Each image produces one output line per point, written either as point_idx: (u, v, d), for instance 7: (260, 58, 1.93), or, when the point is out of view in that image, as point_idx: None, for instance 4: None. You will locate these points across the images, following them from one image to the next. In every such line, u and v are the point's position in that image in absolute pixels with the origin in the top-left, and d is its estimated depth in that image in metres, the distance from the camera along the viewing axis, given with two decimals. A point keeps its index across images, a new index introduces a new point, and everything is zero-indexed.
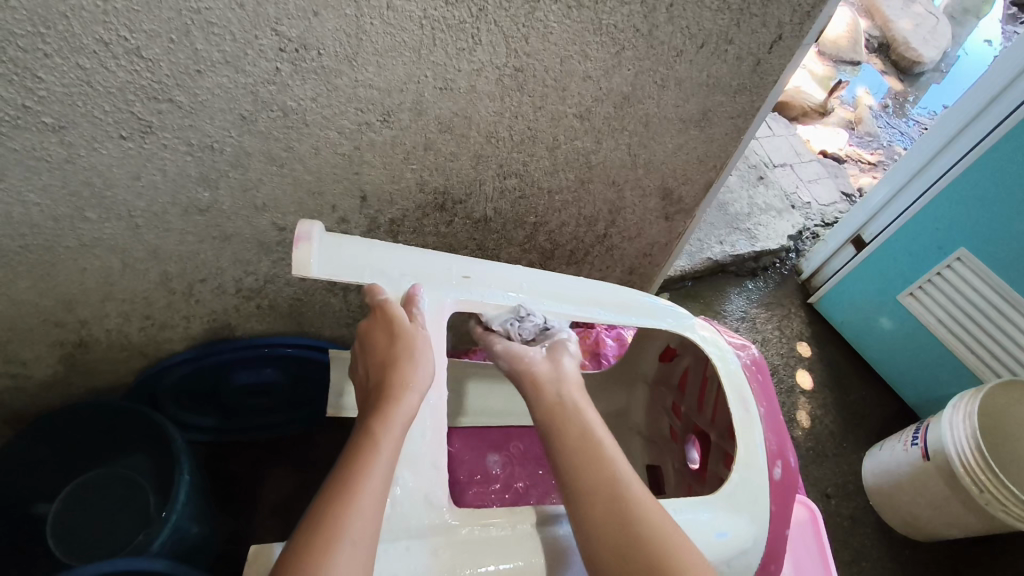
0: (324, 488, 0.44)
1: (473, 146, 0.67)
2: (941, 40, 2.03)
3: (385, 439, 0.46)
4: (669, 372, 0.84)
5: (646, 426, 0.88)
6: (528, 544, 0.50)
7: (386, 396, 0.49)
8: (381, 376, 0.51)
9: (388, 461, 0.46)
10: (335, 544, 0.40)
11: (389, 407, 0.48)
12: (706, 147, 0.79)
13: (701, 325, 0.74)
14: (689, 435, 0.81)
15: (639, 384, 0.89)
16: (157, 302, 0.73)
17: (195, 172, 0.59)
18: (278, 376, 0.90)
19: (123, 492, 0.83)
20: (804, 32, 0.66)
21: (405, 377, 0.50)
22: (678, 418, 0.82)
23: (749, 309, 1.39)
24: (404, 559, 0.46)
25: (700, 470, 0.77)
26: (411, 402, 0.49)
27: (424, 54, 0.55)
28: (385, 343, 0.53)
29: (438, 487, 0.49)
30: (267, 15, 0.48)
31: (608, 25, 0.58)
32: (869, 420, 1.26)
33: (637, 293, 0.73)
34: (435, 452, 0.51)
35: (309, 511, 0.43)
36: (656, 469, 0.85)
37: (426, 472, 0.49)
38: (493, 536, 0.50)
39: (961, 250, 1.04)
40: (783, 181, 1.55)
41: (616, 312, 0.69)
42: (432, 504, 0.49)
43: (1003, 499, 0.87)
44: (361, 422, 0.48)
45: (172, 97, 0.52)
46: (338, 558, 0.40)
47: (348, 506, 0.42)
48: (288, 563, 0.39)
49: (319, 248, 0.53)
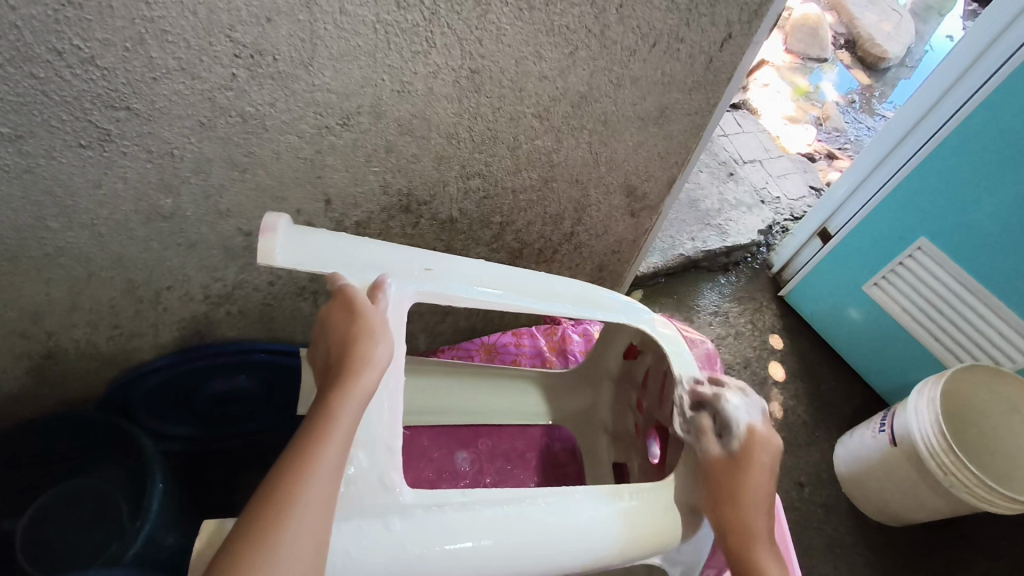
0: (282, 458, 0.46)
1: (435, 147, 0.68)
2: (904, 36, 2.08)
3: (342, 413, 0.48)
4: (633, 369, 0.84)
5: (613, 422, 0.88)
6: (482, 525, 0.52)
7: (345, 373, 0.50)
8: (341, 352, 0.52)
9: (345, 436, 0.47)
10: (289, 512, 0.42)
11: (349, 383, 0.49)
12: (667, 145, 0.81)
13: (662, 322, 0.75)
14: (650, 430, 0.81)
15: (604, 382, 0.89)
16: (125, 311, 0.74)
17: (156, 179, 0.60)
18: (254, 383, 0.91)
19: (91, 503, 0.81)
20: (753, 30, 0.68)
21: (365, 356, 0.51)
22: (642, 413, 0.83)
23: (722, 303, 1.41)
24: (355, 535, 0.47)
25: (660, 465, 0.77)
26: (371, 378, 0.50)
27: (379, 58, 0.56)
28: (345, 322, 0.53)
29: (392, 469, 0.50)
30: (220, 22, 0.49)
31: (560, 25, 0.59)
32: (840, 409, 1.28)
33: (599, 289, 0.74)
34: (392, 433, 0.51)
35: (266, 479, 0.45)
36: (622, 465, 0.86)
37: (380, 452, 0.50)
38: (447, 516, 0.51)
39: (922, 240, 1.07)
40: (753, 177, 1.58)
41: (579, 307, 0.70)
42: (387, 486, 0.49)
43: (965, 481, 0.89)
44: (321, 398, 0.49)
45: (129, 105, 0.52)
46: (289, 525, 0.42)
47: (303, 476, 0.44)
48: (244, 527, 0.42)
49: (286, 242, 0.55)
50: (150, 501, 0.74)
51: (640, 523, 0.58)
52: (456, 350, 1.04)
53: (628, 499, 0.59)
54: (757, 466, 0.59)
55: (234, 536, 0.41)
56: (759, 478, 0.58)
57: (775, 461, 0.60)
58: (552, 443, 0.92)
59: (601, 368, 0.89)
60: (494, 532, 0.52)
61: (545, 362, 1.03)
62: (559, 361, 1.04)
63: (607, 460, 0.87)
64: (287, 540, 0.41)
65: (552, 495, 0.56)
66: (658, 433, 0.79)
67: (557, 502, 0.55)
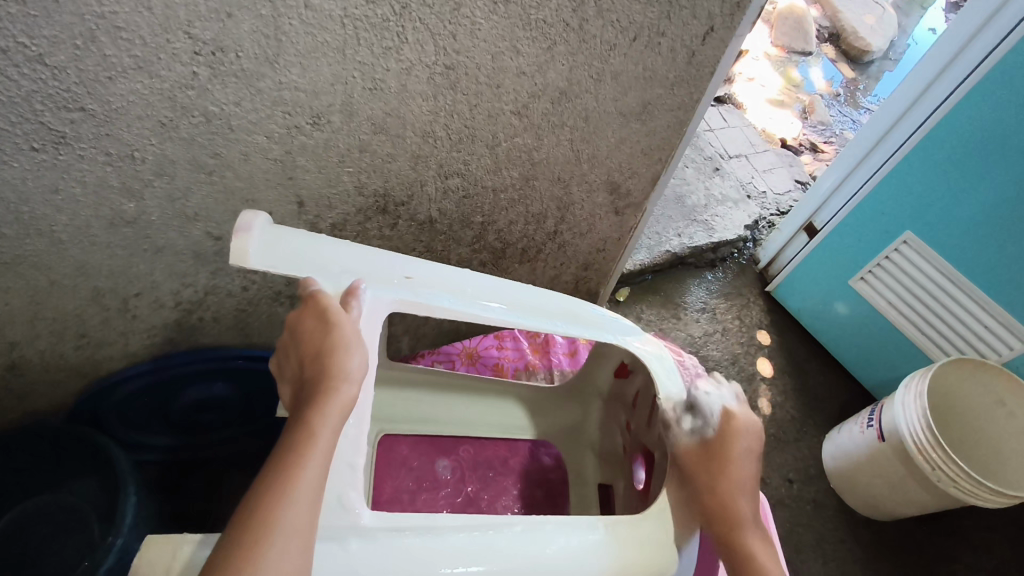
0: (257, 482, 0.43)
1: (410, 147, 0.66)
2: (887, 30, 2.08)
3: (321, 430, 0.46)
4: (623, 390, 0.84)
5: (602, 443, 0.87)
6: (440, 553, 0.48)
7: (323, 388, 0.48)
8: (316, 367, 0.49)
9: (325, 454, 0.45)
10: (270, 538, 0.40)
11: (327, 399, 0.47)
12: (650, 141, 0.79)
13: (648, 339, 0.74)
14: (636, 453, 0.81)
15: (593, 400, 0.89)
16: (92, 319, 0.71)
17: (117, 182, 0.57)
18: (230, 390, 0.89)
19: (64, 521, 0.79)
20: (735, 23, 0.66)
21: (341, 367, 0.49)
22: (630, 435, 0.83)
23: (709, 299, 1.40)
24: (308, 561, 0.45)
25: (643, 491, 0.76)
26: (350, 392, 0.49)
27: (349, 54, 0.54)
28: (319, 333, 0.51)
29: (351, 489, 0.48)
30: (178, 18, 0.46)
31: (537, 20, 0.57)
32: (828, 404, 1.28)
33: (586, 304, 0.73)
34: (355, 451, 0.49)
35: (241, 504, 0.42)
36: (609, 488, 0.85)
37: (342, 472, 0.48)
38: (406, 542, 0.48)
39: (908, 233, 1.06)
40: (739, 172, 1.57)
41: (564, 322, 0.68)
42: (345, 506, 0.47)
43: (952, 476, 0.89)
44: (296, 414, 0.47)
45: (84, 106, 0.50)
46: (271, 550, 0.40)
47: (282, 499, 0.42)
48: (216, 556, 0.39)
49: (260, 242, 0.53)
50: (123, 515, 0.72)
51: (622, 556, 0.55)
52: (436, 354, 1.01)
53: (601, 531, 0.55)
54: (736, 453, 0.60)
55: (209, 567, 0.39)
56: (738, 459, 0.60)
57: (754, 447, 0.61)
58: (535, 452, 0.90)
59: (591, 384, 0.89)
60: (454, 558, 0.49)
61: (528, 364, 1.02)
62: (542, 365, 1.02)
63: (592, 482, 0.86)
64: (266, 568, 0.39)
65: (523, 524, 0.53)
66: (643, 456, 0.79)
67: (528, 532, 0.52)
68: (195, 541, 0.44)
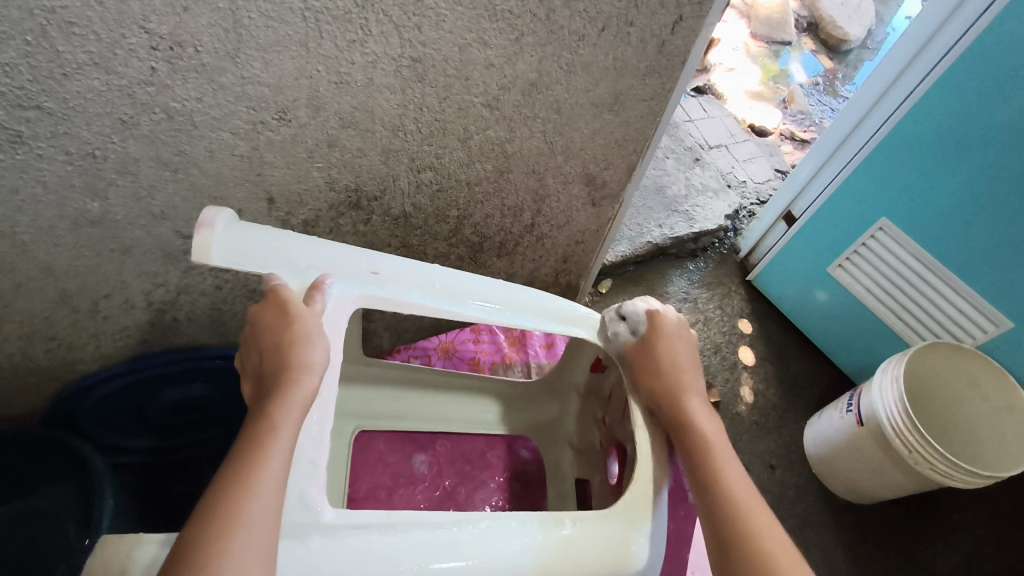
0: (220, 475, 0.43)
1: (381, 140, 0.66)
2: (865, 18, 2.09)
3: (284, 421, 0.46)
4: (599, 383, 0.84)
5: (577, 436, 0.88)
6: (402, 552, 0.48)
7: (284, 380, 0.48)
8: (276, 358, 0.50)
9: (288, 445, 0.45)
10: (233, 532, 0.40)
11: (289, 390, 0.47)
12: (624, 131, 0.79)
13: None
14: (611, 447, 0.81)
15: (571, 395, 0.89)
16: (61, 322, 0.70)
17: (79, 182, 0.56)
18: (210, 391, 0.89)
19: (41, 526, 0.76)
20: (705, 12, 0.66)
21: (302, 360, 0.49)
22: (606, 429, 0.83)
23: (691, 289, 1.41)
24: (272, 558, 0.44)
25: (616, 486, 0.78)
26: (311, 382, 0.49)
27: (312, 48, 0.53)
28: (278, 323, 0.51)
29: (313, 485, 0.47)
30: (132, 12, 0.46)
31: (503, 10, 0.57)
32: (809, 390, 1.29)
33: (557, 300, 0.72)
34: (317, 447, 0.48)
35: (204, 499, 0.42)
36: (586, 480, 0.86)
37: (304, 468, 0.47)
38: (370, 541, 0.47)
39: (883, 220, 1.07)
40: (719, 162, 1.58)
41: (538, 321, 0.68)
42: (306, 504, 0.47)
43: (929, 458, 0.90)
44: (257, 407, 0.47)
45: (39, 104, 0.49)
46: (236, 543, 0.40)
47: (245, 493, 0.42)
48: (179, 555, 0.39)
49: (224, 237, 0.53)
50: (102, 518, 0.71)
51: (592, 551, 0.54)
52: (413, 350, 1.00)
53: (570, 526, 0.55)
54: (671, 346, 0.66)
55: (172, 568, 0.39)
56: (671, 349, 0.66)
57: (686, 337, 0.68)
58: (512, 449, 0.90)
59: (569, 381, 0.89)
60: (417, 557, 0.48)
61: (505, 357, 1.02)
62: (519, 358, 1.02)
63: (570, 475, 0.87)
64: (230, 562, 0.39)
65: (489, 518, 0.53)
66: (617, 451, 0.79)
67: (493, 528, 0.52)
68: (158, 541, 0.44)
